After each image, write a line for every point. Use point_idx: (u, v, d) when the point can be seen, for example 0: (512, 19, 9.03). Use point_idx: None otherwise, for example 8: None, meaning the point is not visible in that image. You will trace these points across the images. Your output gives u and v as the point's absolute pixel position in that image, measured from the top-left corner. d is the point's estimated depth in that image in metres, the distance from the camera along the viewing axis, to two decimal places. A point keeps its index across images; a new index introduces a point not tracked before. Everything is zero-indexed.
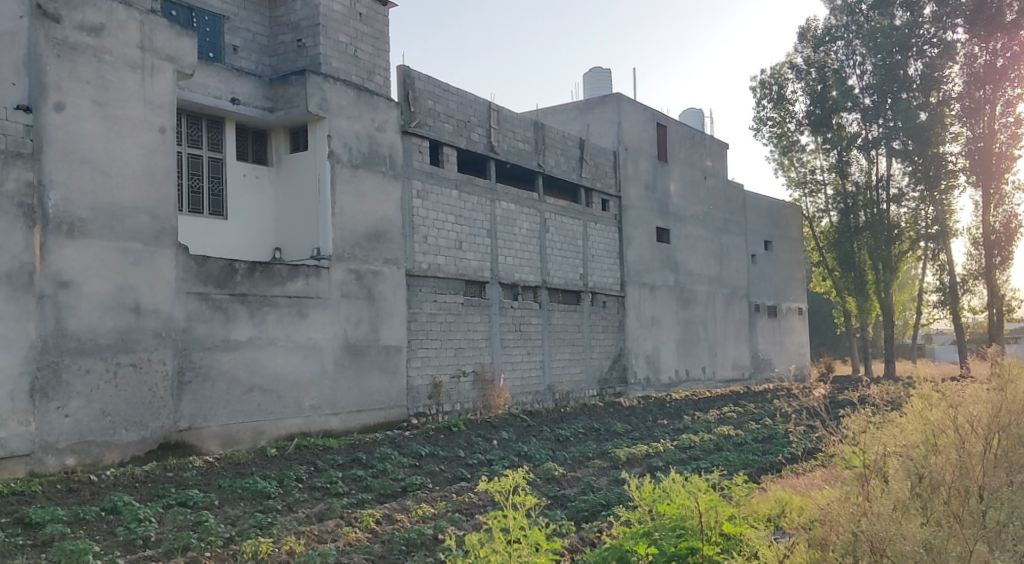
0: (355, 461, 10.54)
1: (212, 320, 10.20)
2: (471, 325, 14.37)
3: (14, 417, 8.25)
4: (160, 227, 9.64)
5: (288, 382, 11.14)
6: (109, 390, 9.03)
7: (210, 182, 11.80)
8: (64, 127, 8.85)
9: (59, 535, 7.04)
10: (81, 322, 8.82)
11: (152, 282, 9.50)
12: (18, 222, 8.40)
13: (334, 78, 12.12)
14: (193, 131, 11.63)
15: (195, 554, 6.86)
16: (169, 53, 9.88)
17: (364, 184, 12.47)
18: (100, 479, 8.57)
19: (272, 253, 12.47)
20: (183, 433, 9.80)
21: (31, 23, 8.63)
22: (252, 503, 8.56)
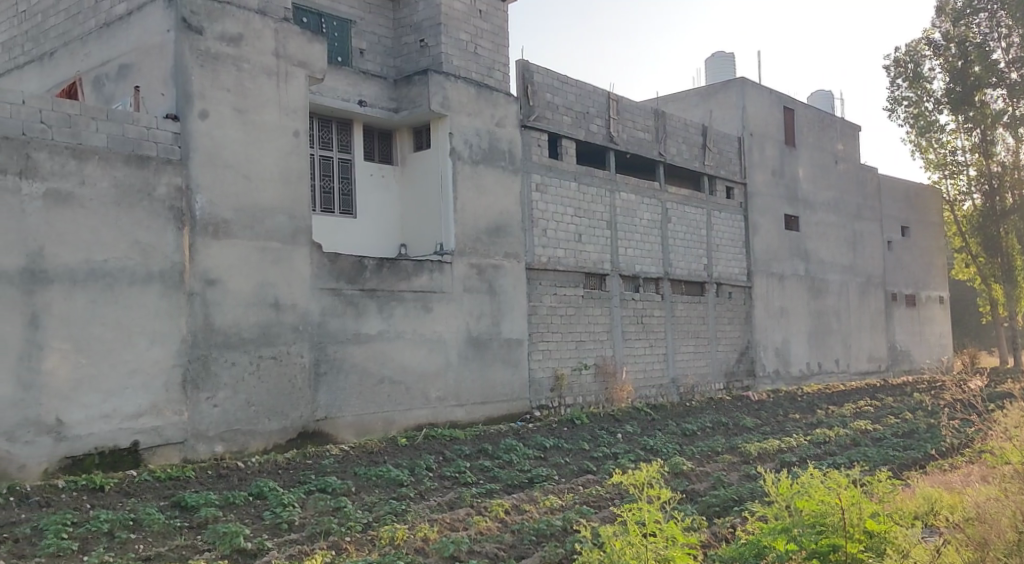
0: (482, 452, 10.72)
1: (344, 314, 10.57)
2: (592, 318, 14.35)
3: (170, 407, 8.78)
4: (296, 226, 10.05)
5: (415, 374, 11.41)
6: (253, 381, 9.48)
7: (340, 182, 12.21)
8: (209, 134, 9.32)
9: (212, 518, 7.45)
10: (226, 317, 9.29)
11: (289, 279, 9.93)
12: (169, 224, 8.89)
13: (455, 76, 12.31)
14: (324, 133, 12.07)
15: (337, 538, 7.14)
16: (302, 59, 10.27)
17: (485, 179, 12.63)
18: (246, 465, 9.00)
19: (398, 249, 12.78)
20: (320, 422, 10.19)
21: (177, 35, 9.11)
22: (387, 490, 8.82)
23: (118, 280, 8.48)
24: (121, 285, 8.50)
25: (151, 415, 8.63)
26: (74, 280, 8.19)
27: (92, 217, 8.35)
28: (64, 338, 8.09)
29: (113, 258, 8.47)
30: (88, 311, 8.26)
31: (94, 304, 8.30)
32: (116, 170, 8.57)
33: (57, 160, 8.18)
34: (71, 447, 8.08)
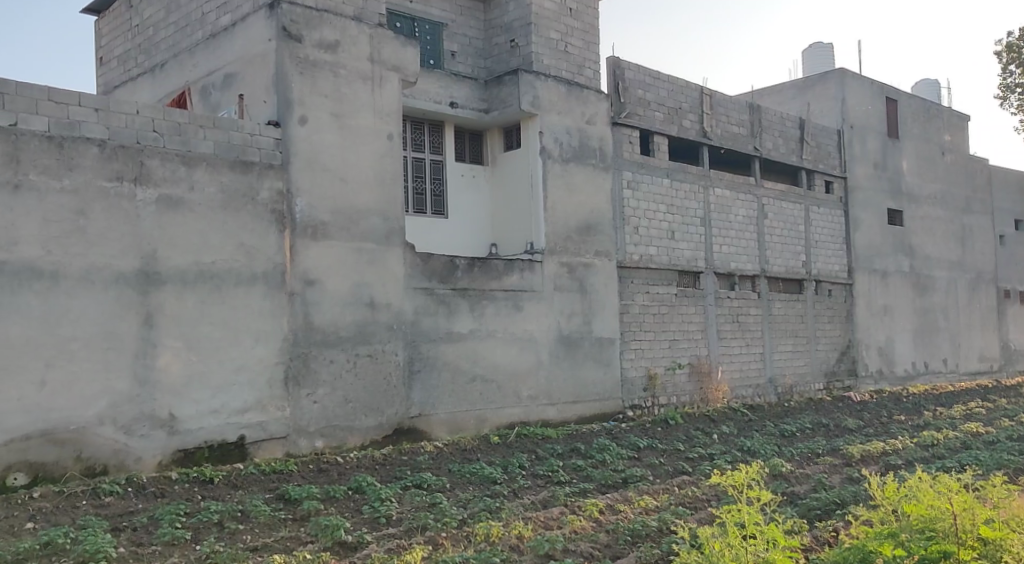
0: (575, 451, 10.69)
1: (436, 313, 10.70)
2: (686, 317, 14.16)
3: (273, 403, 9.05)
4: (390, 227, 10.23)
5: (507, 372, 11.47)
6: (350, 378, 9.69)
7: (432, 183, 12.37)
8: (308, 138, 9.57)
9: (315, 511, 7.65)
10: (325, 317, 9.53)
11: (384, 279, 10.12)
12: (271, 227, 9.17)
13: (546, 75, 12.32)
14: (416, 135, 12.26)
15: (433, 533, 7.24)
16: (395, 63, 10.44)
17: (576, 177, 12.60)
18: (345, 460, 9.20)
19: (489, 248, 12.87)
20: (415, 419, 10.34)
21: (278, 44, 9.38)
22: (481, 488, 8.89)
23: (225, 281, 8.79)
24: (227, 286, 8.80)
25: (256, 411, 8.93)
26: (184, 282, 8.52)
27: (201, 221, 8.67)
28: (176, 336, 8.42)
29: (220, 260, 8.77)
30: (197, 311, 8.58)
31: (203, 304, 8.62)
32: (222, 176, 8.87)
33: (169, 167, 8.50)
34: (183, 441, 8.41)
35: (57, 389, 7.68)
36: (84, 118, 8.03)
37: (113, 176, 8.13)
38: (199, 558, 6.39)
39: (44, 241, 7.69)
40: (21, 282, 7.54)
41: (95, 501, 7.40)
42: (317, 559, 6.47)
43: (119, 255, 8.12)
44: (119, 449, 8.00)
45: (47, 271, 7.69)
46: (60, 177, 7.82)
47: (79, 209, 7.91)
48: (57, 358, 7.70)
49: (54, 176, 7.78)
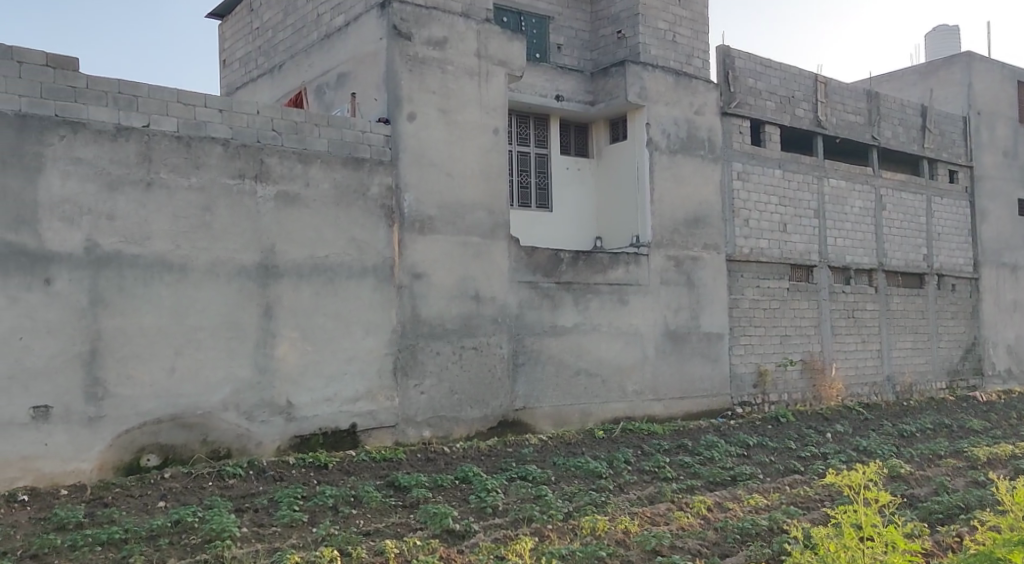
0: (682, 447, 10.54)
1: (541, 306, 10.73)
2: (798, 312, 13.77)
3: (382, 393, 9.27)
4: (495, 221, 10.31)
5: (612, 366, 11.41)
6: (456, 370, 9.82)
7: (537, 176, 12.39)
8: (417, 134, 9.73)
9: (423, 499, 7.80)
10: (432, 309, 9.69)
11: (490, 273, 10.21)
12: (381, 221, 9.38)
13: (654, 66, 12.16)
14: (522, 129, 12.31)
15: (539, 525, 7.27)
16: (502, 57, 10.51)
17: (683, 169, 12.40)
18: (452, 450, 9.34)
19: (594, 242, 12.81)
20: (519, 412, 10.41)
21: (389, 43, 9.56)
22: (586, 481, 8.87)
23: (337, 274, 9.05)
24: (340, 279, 9.06)
25: (366, 400, 9.16)
26: (300, 275, 8.81)
27: (315, 216, 8.94)
28: (292, 327, 8.72)
29: (333, 254, 9.03)
30: (312, 303, 8.86)
31: (317, 296, 8.90)
32: (335, 173, 9.11)
33: (286, 164, 8.78)
34: (300, 427, 8.71)
35: (185, 375, 8.05)
36: (209, 118, 8.37)
37: (235, 174, 8.46)
38: (315, 540, 6.61)
39: (174, 236, 8.07)
40: (153, 274, 7.94)
41: (220, 482, 7.74)
42: (426, 546, 6.59)
43: (241, 249, 8.45)
44: (241, 434, 8.34)
45: (176, 263, 8.07)
46: (188, 175, 8.18)
47: (204, 205, 8.26)
48: (185, 347, 8.07)
49: (182, 174, 8.15)
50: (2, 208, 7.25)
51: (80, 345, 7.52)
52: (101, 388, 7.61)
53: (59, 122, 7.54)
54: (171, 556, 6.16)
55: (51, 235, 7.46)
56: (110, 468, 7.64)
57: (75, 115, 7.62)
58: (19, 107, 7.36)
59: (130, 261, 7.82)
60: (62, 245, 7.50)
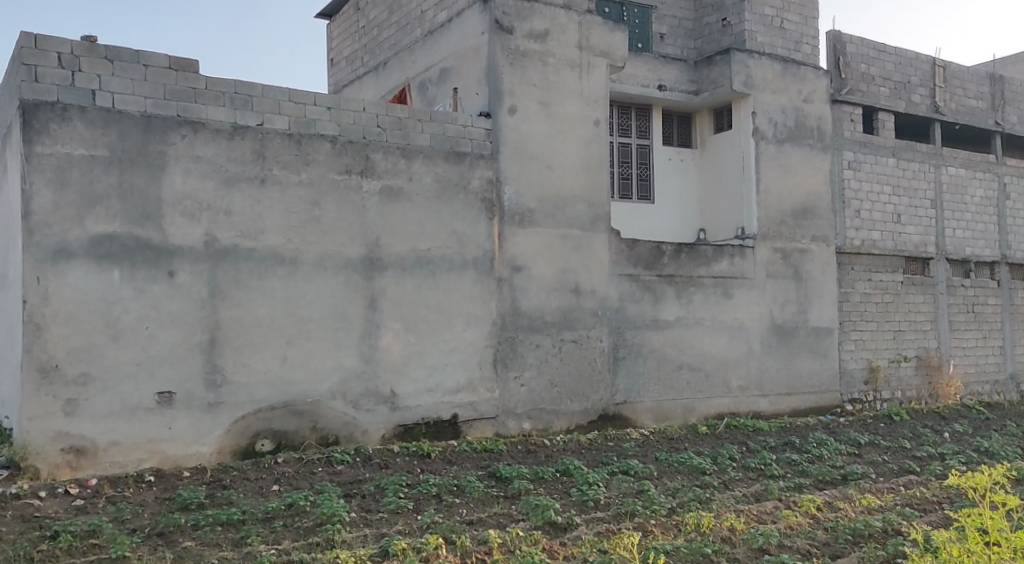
0: (788, 445, 10.27)
1: (642, 300, 10.62)
2: (913, 306, 13.23)
3: (483, 384, 9.36)
4: (596, 214, 10.26)
5: (715, 361, 11.20)
6: (556, 363, 9.84)
7: (639, 168, 12.27)
8: (518, 128, 9.76)
9: (525, 490, 7.83)
10: (532, 302, 9.73)
11: (590, 265, 10.18)
12: (482, 214, 9.45)
13: (760, 53, 11.84)
14: (623, 120, 12.21)
15: (642, 520, 7.21)
16: (603, 49, 10.43)
17: (790, 159, 12.05)
18: (552, 443, 9.34)
19: (697, 234, 12.61)
20: (620, 406, 10.33)
21: (491, 37, 9.59)
22: (690, 477, 8.73)
23: (440, 267, 9.17)
24: (442, 271, 9.18)
25: (468, 391, 9.27)
26: (404, 267, 8.96)
27: (419, 210, 9.07)
28: (396, 319, 8.88)
29: (435, 247, 9.15)
30: (415, 295, 9.00)
31: (420, 289, 9.04)
32: (437, 167, 9.22)
33: (390, 159, 8.94)
34: (403, 417, 8.87)
35: (295, 364, 8.30)
36: (318, 116, 8.58)
37: (342, 170, 8.66)
38: (421, 528, 6.73)
39: (285, 230, 8.32)
40: (266, 267, 8.20)
41: (329, 468, 7.95)
42: (529, 537, 6.62)
43: (348, 243, 8.65)
44: (348, 422, 8.54)
45: (288, 257, 8.32)
46: (298, 171, 8.42)
47: (313, 201, 8.49)
48: (295, 337, 8.32)
49: (292, 170, 8.39)
50: (130, 204, 7.61)
51: (200, 334, 7.85)
52: (219, 376, 7.92)
53: (181, 122, 7.86)
54: (285, 538, 6.37)
55: (174, 230, 7.79)
56: (228, 452, 7.94)
57: (195, 116, 7.93)
58: (145, 108, 7.70)
59: (245, 254, 8.11)
60: (183, 239, 7.83)
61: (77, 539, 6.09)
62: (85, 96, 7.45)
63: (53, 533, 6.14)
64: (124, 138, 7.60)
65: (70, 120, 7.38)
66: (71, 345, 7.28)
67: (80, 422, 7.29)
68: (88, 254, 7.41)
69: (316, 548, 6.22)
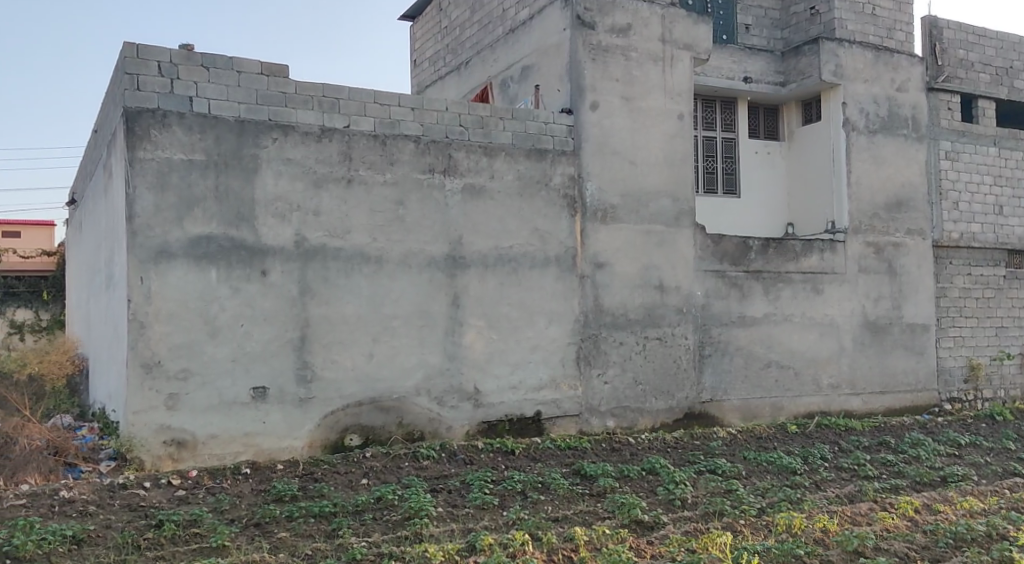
0: (883, 445, 9.96)
1: (729, 296, 10.44)
2: (1016, 301, 12.69)
3: (566, 381, 9.35)
4: (680, 209, 10.13)
5: (805, 359, 10.94)
6: (640, 361, 9.76)
7: (724, 162, 12.07)
8: (600, 123, 9.70)
9: (610, 488, 7.78)
10: (615, 299, 9.68)
11: (674, 261, 10.07)
12: (564, 211, 9.44)
13: (850, 42, 11.50)
14: (707, 114, 12.02)
15: (731, 520, 7.08)
16: (687, 41, 10.29)
17: (883, 150, 11.68)
18: (637, 441, 9.26)
19: (786, 228, 12.34)
20: (706, 404, 10.18)
21: (573, 33, 9.55)
22: (779, 477, 8.54)
23: (522, 265, 9.19)
24: (524, 269, 9.20)
25: (551, 388, 9.27)
26: (486, 265, 9.01)
27: (501, 207, 9.11)
28: (479, 316, 8.94)
29: (517, 245, 9.18)
30: (497, 293, 9.05)
31: (502, 286, 9.08)
32: (519, 164, 9.23)
33: (473, 158, 9.00)
34: (487, 413, 8.92)
35: (381, 361, 8.44)
36: (403, 116, 8.68)
37: (425, 169, 8.75)
38: (507, 524, 6.76)
39: (371, 229, 8.46)
40: (353, 266, 8.36)
41: (415, 463, 8.05)
42: (616, 535, 6.58)
43: (431, 241, 8.75)
44: (433, 418, 8.64)
45: (373, 255, 8.46)
46: (383, 171, 8.55)
47: (398, 200, 8.61)
48: (381, 334, 8.46)
49: (378, 170, 8.52)
50: (225, 206, 7.84)
51: (290, 332, 8.04)
52: (310, 372, 8.11)
53: (272, 126, 8.06)
54: (375, 531, 6.48)
55: (266, 230, 8.00)
56: (318, 446, 8.11)
57: (286, 119, 8.13)
58: (238, 113, 7.93)
59: (333, 253, 8.28)
60: (275, 239, 8.03)
61: (180, 529, 6.31)
62: (183, 102, 7.71)
63: (157, 522, 6.38)
64: (219, 142, 7.84)
65: (170, 126, 7.64)
66: (172, 342, 7.55)
67: (181, 416, 7.56)
68: (187, 254, 7.67)
69: (404, 542, 6.31)
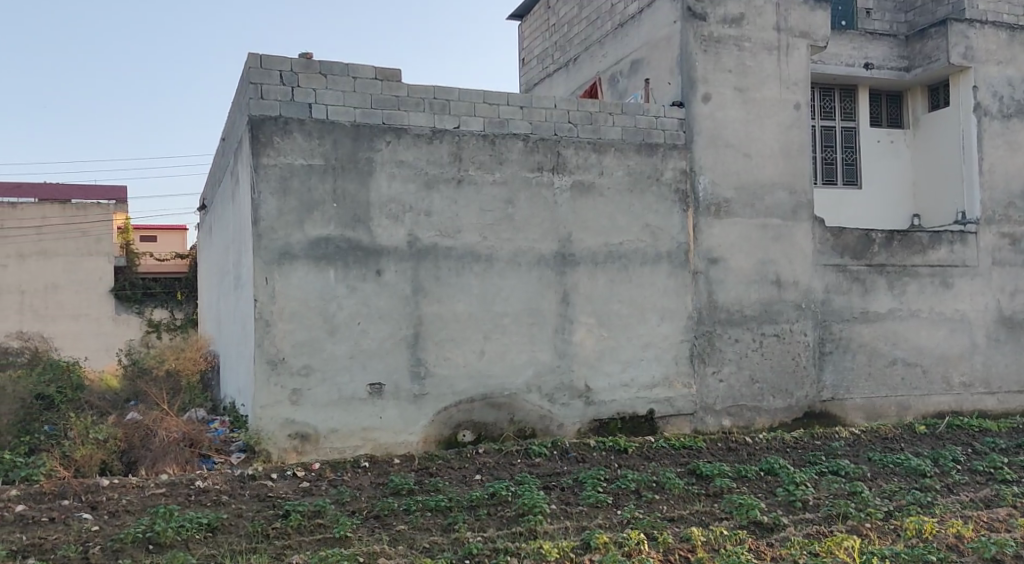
0: (1021, 447, 9.38)
1: (850, 291, 10.04)
2: None
3: (680, 379, 9.20)
4: (798, 202, 9.82)
5: (934, 356, 10.44)
6: (757, 358, 9.51)
7: (843, 152, 11.77)
8: (712, 116, 9.49)
9: (727, 489, 7.59)
10: (729, 295, 9.46)
11: (792, 256, 9.76)
12: (676, 206, 9.29)
13: (982, 22, 10.86)
14: (825, 102, 11.77)
15: (856, 524, 6.81)
16: (803, 29, 9.95)
17: (1019, 135, 11.00)
18: (755, 441, 9.01)
19: (911, 219, 11.82)
20: (827, 403, 9.83)
21: (683, 25, 9.35)
22: (908, 480, 8.16)
23: (632, 261, 9.09)
24: (635, 265, 9.10)
25: (664, 386, 9.14)
26: (596, 262, 8.96)
27: (611, 204, 9.04)
28: (589, 313, 8.89)
29: (627, 241, 9.08)
30: (608, 290, 8.98)
31: (613, 283, 9.00)
32: (629, 160, 9.13)
33: (582, 154, 8.95)
34: (599, 411, 8.87)
35: (493, 358, 8.50)
36: (512, 115, 8.71)
37: (534, 167, 8.76)
38: (621, 522, 6.70)
39: (481, 228, 8.53)
40: (464, 265, 8.45)
41: (528, 460, 8.07)
42: (734, 535, 6.43)
43: (541, 239, 8.75)
44: (545, 415, 8.65)
45: (484, 253, 8.53)
46: (493, 170, 8.60)
47: (508, 199, 8.65)
48: (492, 331, 8.52)
49: (487, 169, 8.58)
50: (342, 208, 8.05)
51: (404, 330, 8.19)
52: (423, 368, 8.23)
53: (385, 129, 8.23)
54: (490, 526, 6.53)
55: (381, 231, 8.18)
56: (433, 441, 8.23)
57: (399, 122, 8.28)
58: (354, 117, 8.12)
59: (444, 253, 8.39)
60: (389, 239, 8.20)
61: (305, 519, 6.52)
62: (303, 108, 7.95)
63: (283, 512, 6.61)
64: (336, 146, 8.05)
65: (290, 132, 7.89)
66: (295, 339, 7.80)
67: (304, 411, 7.80)
68: (308, 255, 7.91)
69: (519, 538, 6.33)
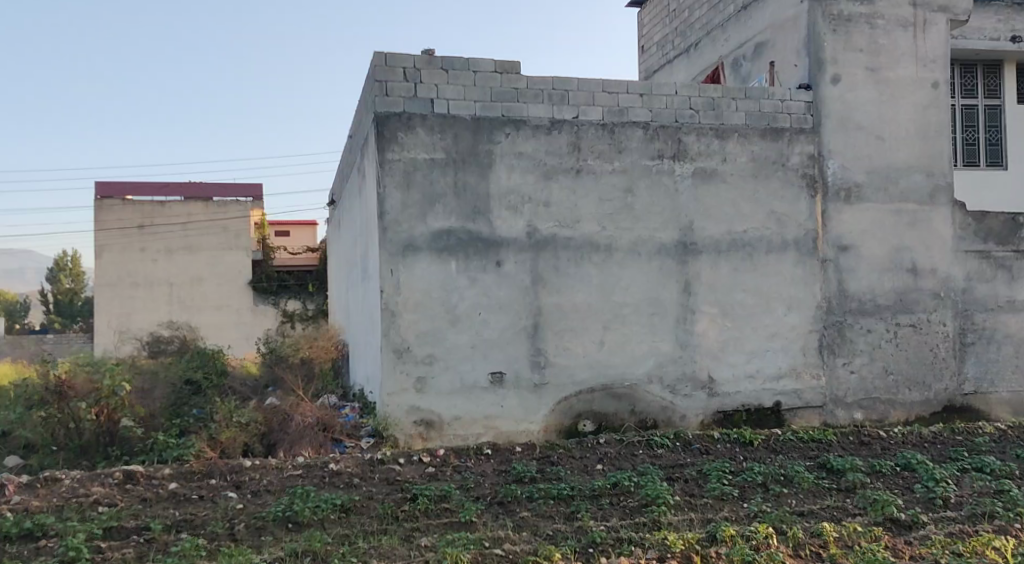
0: None
1: (995, 278, 9.51)
2: None
3: (809, 370, 8.94)
4: (936, 185, 9.35)
5: None
6: (891, 349, 9.13)
7: (987, 131, 11.32)
8: (842, 98, 9.14)
9: (860, 484, 7.32)
10: (861, 283, 9.11)
11: (930, 242, 9.31)
12: (803, 192, 9.00)
13: None
14: (968, 79, 11.30)
15: (1004, 524, 6.45)
16: (942, 2, 9.45)
17: None
18: (889, 435, 8.65)
19: None
20: (969, 397, 9.35)
21: (811, 4, 9.03)
22: None
23: (757, 250, 8.87)
24: (760, 254, 8.88)
25: (791, 377, 8.89)
26: (719, 251, 8.79)
27: (734, 191, 8.85)
28: (712, 303, 8.74)
29: (752, 229, 8.87)
30: (732, 279, 8.81)
31: (737, 272, 8.82)
32: (754, 145, 8.90)
33: (704, 141, 8.79)
34: (722, 403, 8.72)
35: (614, 348, 8.48)
36: (632, 103, 8.63)
37: (655, 155, 8.67)
38: (748, 515, 6.57)
39: (601, 218, 8.52)
40: (584, 255, 8.46)
41: (650, 451, 8.01)
42: (870, 532, 6.21)
43: (662, 228, 8.66)
44: (667, 406, 8.58)
45: (603, 243, 8.52)
46: (612, 159, 8.57)
47: (628, 188, 8.60)
48: (613, 321, 8.50)
49: (607, 158, 8.56)
50: (463, 200, 8.21)
51: (525, 319, 8.28)
52: (544, 357, 8.31)
53: (505, 121, 8.31)
54: (613, 516, 6.54)
55: (501, 222, 8.28)
56: (554, 430, 8.30)
57: (518, 114, 8.34)
58: (474, 111, 8.24)
59: (564, 243, 8.43)
60: (509, 230, 8.30)
61: (432, 503, 6.70)
62: (425, 104, 8.12)
63: (412, 496, 6.81)
64: (457, 140, 8.20)
65: (414, 127, 8.09)
66: (420, 329, 8.02)
67: (429, 398, 8.01)
68: (431, 247, 8.10)
69: (643, 528, 6.32)
